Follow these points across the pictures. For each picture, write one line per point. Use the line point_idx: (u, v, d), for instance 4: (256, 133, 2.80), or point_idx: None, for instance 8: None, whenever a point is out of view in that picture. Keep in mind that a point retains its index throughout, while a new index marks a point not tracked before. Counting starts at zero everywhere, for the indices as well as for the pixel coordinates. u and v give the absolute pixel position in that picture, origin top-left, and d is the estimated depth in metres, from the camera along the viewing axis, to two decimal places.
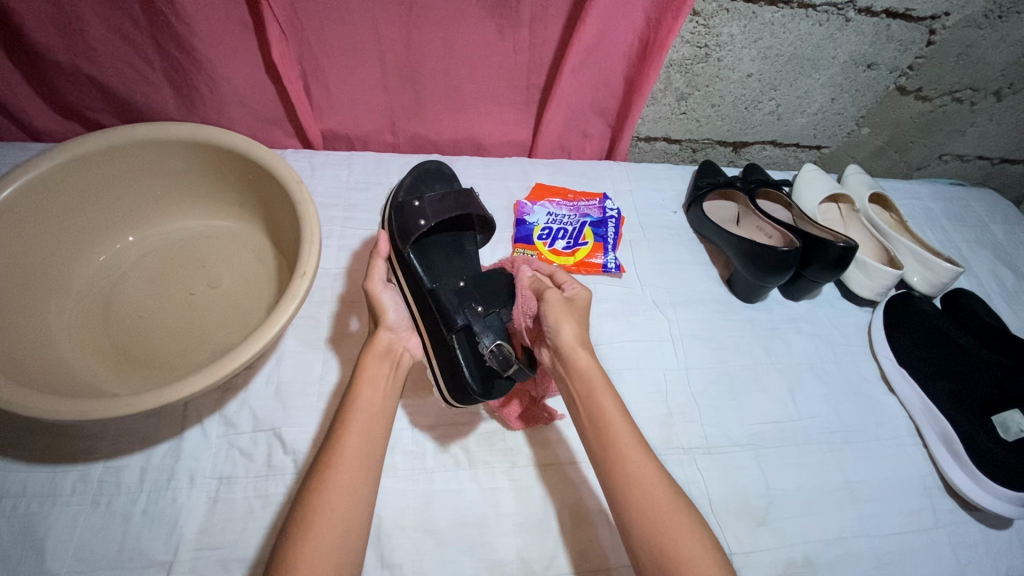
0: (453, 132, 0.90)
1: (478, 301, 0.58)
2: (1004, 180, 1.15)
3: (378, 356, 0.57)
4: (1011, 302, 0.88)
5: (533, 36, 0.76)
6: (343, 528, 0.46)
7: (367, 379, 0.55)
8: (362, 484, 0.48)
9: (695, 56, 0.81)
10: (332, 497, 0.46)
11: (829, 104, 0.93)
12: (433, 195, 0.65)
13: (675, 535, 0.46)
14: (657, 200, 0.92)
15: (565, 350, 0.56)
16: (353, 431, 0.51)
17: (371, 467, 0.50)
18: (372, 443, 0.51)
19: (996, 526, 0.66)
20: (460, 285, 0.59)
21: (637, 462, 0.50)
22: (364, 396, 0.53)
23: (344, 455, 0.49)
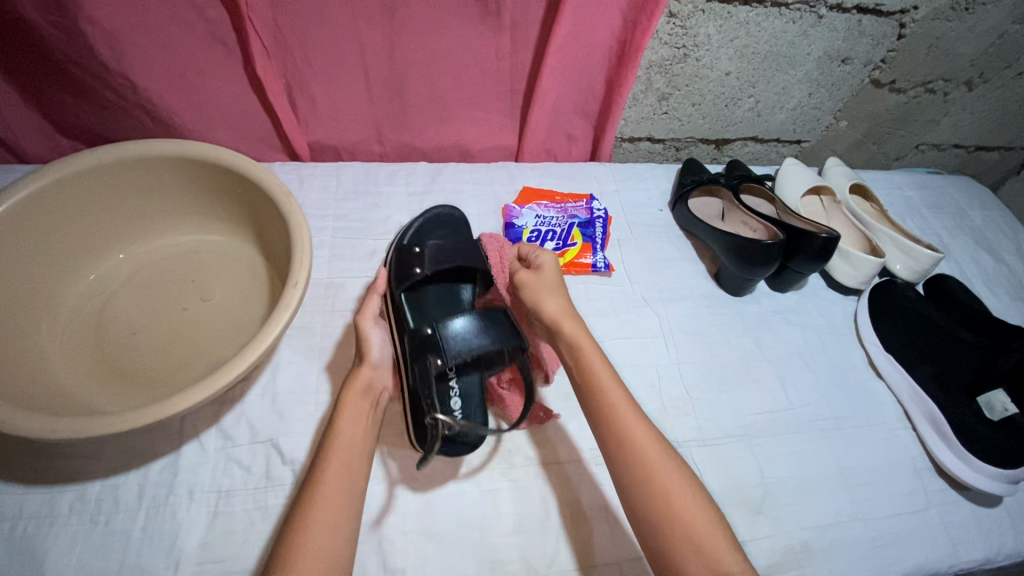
0: (440, 139, 0.92)
1: (441, 355, 0.57)
2: (980, 166, 1.18)
3: (358, 394, 0.56)
4: (992, 286, 0.90)
5: (515, 41, 0.78)
6: (331, 549, 0.46)
7: (349, 417, 0.55)
8: (345, 505, 0.49)
9: (674, 57, 0.83)
10: (314, 526, 0.47)
11: (806, 99, 0.95)
12: (435, 245, 0.68)
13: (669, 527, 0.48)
14: (643, 199, 0.93)
15: (553, 319, 0.58)
16: (335, 460, 0.51)
17: (353, 489, 0.51)
18: (353, 466, 0.52)
19: (988, 504, 0.67)
20: (427, 335, 0.58)
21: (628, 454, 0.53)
22: (344, 432, 0.53)
23: (328, 483, 0.50)
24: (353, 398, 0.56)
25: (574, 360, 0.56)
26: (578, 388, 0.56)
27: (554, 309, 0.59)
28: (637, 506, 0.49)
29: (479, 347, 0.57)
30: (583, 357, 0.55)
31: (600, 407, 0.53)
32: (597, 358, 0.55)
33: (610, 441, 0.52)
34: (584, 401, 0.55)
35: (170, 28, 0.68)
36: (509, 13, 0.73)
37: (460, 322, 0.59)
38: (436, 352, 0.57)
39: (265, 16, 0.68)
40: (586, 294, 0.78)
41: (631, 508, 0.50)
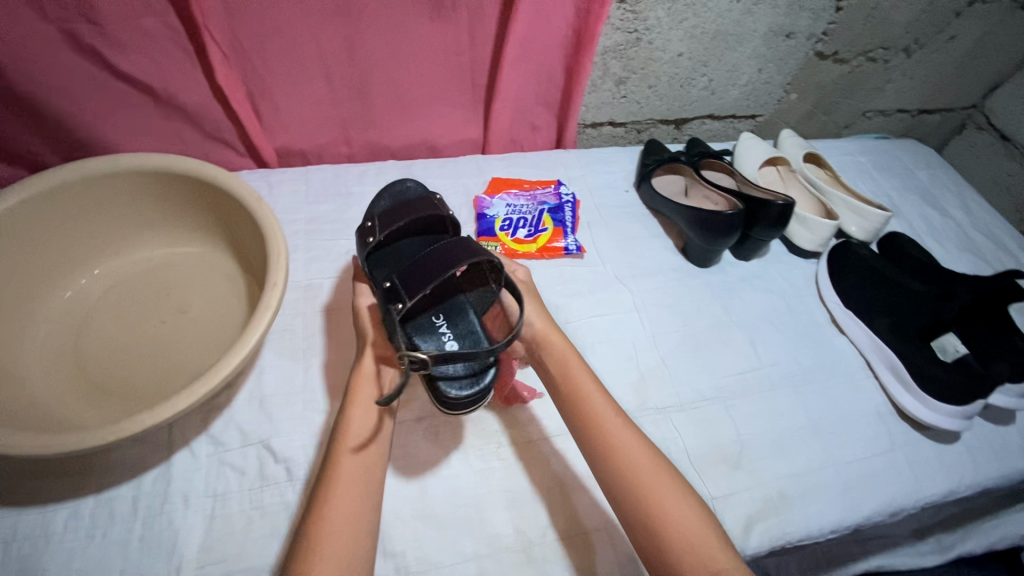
0: (407, 136, 0.93)
1: (402, 299, 0.59)
2: (923, 129, 1.24)
3: (367, 378, 0.60)
4: (940, 239, 0.95)
5: (472, 35, 0.80)
6: (353, 531, 0.49)
7: (359, 402, 0.58)
8: (363, 489, 0.52)
9: (627, 42, 0.86)
10: (340, 501, 0.50)
11: (756, 75, 0.99)
12: (382, 211, 0.69)
13: (657, 497, 0.51)
14: (610, 181, 0.96)
15: (540, 335, 0.65)
16: (348, 448, 0.54)
17: (370, 475, 0.53)
18: (366, 453, 0.54)
19: (948, 442, 0.72)
20: (387, 286, 0.60)
21: (618, 431, 0.56)
22: (356, 416, 0.56)
23: (345, 469, 0.52)
24: (363, 387, 0.59)
25: (562, 378, 0.61)
26: (564, 400, 0.60)
27: (540, 326, 0.66)
28: (618, 491, 0.53)
29: (434, 275, 0.59)
30: (567, 372, 0.61)
31: (586, 414, 0.58)
32: (586, 375, 0.61)
33: (595, 443, 0.56)
34: (569, 411, 0.59)
35: (125, 42, 0.68)
36: (465, 7, 0.76)
37: (413, 264, 0.61)
38: (397, 299, 0.59)
39: (223, 26, 0.69)
40: (560, 277, 0.80)
41: (620, 471, 0.53)
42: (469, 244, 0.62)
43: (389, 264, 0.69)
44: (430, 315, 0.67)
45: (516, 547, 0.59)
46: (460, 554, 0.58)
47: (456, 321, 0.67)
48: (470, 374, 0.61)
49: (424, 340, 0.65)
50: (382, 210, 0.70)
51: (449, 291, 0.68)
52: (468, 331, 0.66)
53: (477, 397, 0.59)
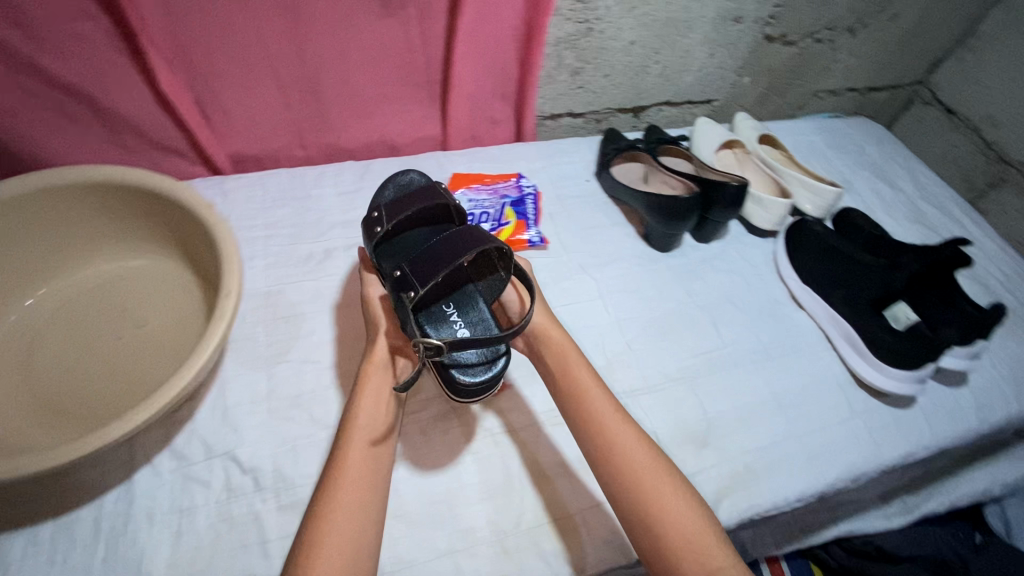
0: (364, 136, 0.92)
1: (414, 287, 0.60)
2: (873, 107, 1.28)
3: (379, 368, 0.62)
4: (891, 212, 0.99)
5: (424, 31, 0.80)
6: (361, 515, 0.50)
7: (371, 391, 0.59)
8: (370, 476, 0.53)
9: (578, 32, 0.87)
10: (346, 487, 0.51)
11: (708, 60, 1.00)
12: (388, 202, 0.70)
13: (653, 492, 0.52)
14: (570, 172, 0.96)
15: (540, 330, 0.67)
16: (357, 437, 0.55)
17: (377, 463, 0.55)
18: (372, 442, 0.56)
19: (904, 406, 0.75)
20: (398, 274, 0.62)
21: (615, 426, 0.57)
22: (365, 405, 0.58)
23: (354, 457, 0.54)
24: (374, 377, 0.60)
25: (562, 371, 0.62)
26: (563, 396, 0.61)
27: (540, 320, 0.68)
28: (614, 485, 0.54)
29: (444, 263, 0.61)
30: (565, 367, 0.63)
31: (583, 410, 0.59)
32: (584, 370, 0.62)
33: (591, 437, 0.57)
34: (568, 404, 0.60)
35: (59, 50, 0.65)
36: (414, 3, 0.75)
37: (422, 254, 0.62)
38: (408, 287, 0.61)
39: (164, 28, 0.67)
40: None
41: (619, 468, 0.54)
42: (477, 233, 0.63)
43: (398, 254, 0.70)
44: (441, 304, 0.69)
45: (490, 539, 0.59)
46: (434, 550, 0.58)
47: (466, 309, 0.70)
48: (483, 362, 0.63)
49: (436, 328, 0.67)
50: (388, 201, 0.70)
51: (459, 280, 0.71)
52: (478, 319, 0.69)
53: (487, 385, 0.61)
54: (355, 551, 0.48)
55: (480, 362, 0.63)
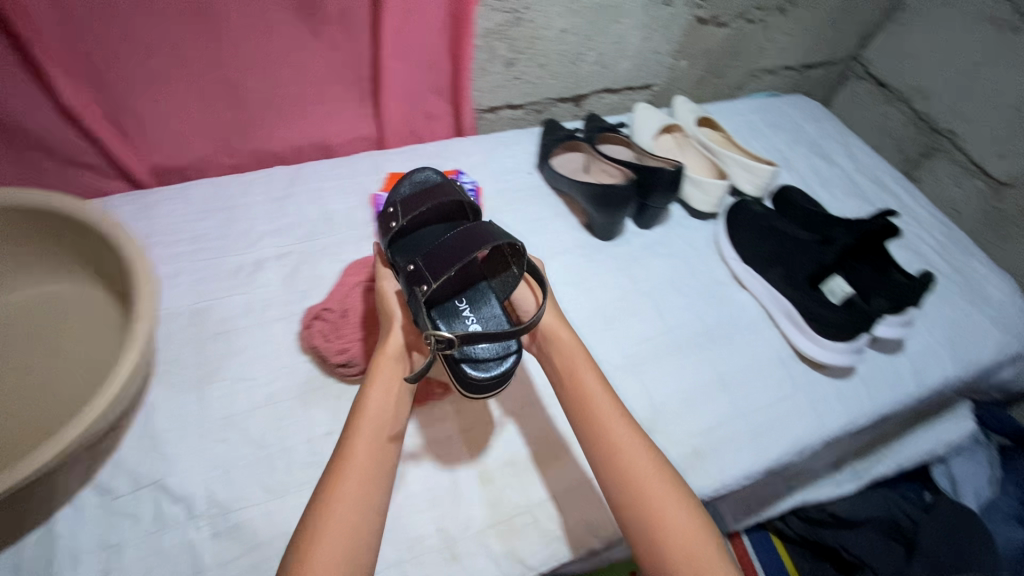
0: (294, 140, 0.89)
1: (426, 282, 0.60)
2: (809, 84, 1.31)
3: (391, 359, 0.60)
4: (827, 187, 1.01)
5: (347, 27, 0.77)
6: (362, 509, 0.49)
7: (383, 380, 0.58)
8: (374, 469, 0.52)
9: (509, 22, 0.85)
10: (349, 477, 0.50)
11: (644, 45, 1.00)
12: (405, 199, 0.71)
13: (656, 500, 0.53)
14: (510, 165, 0.94)
15: (549, 330, 0.67)
16: (365, 427, 0.54)
17: (382, 455, 0.53)
18: (380, 435, 0.54)
19: (843, 376, 0.76)
20: (410, 268, 0.62)
21: (617, 430, 0.57)
22: (376, 395, 0.57)
23: (361, 446, 0.52)
24: (386, 367, 0.59)
25: (567, 372, 0.62)
26: (567, 399, 0.61)
27: (550, 320, 0.68)
28: (615, 489, 0.54)
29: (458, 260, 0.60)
30: (571, 370, 0.63)
31: (585, 413, 0.59)
32: (590, 374, 0.62)
33: (594, 440, 0.57)
34: (571, 406, 0.61)
35: None
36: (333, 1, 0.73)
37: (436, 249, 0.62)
38: (421, 281, 0.60)
39: (61, 33, 0.63)
40: None
41: (620, 473, 0.54)
42: (489, 229, 0.62)
43: (413, 252, 0.71)
44: (454, 300, 0.70)
45: (439, 547, 0.58)
46: (382, 564, 0.56)
47: (478, 306, 0.70)
48: (497, 357, 0.63)
49: (448, 323, 0.68)
50: (405, 198, 0.71)
51: (472, 277, 0.71)
52: (491, 317, 0.69)
53: (500, 380, 0.60)
54: (354, 543, 0.47)
55: (493, 357, 0.62)
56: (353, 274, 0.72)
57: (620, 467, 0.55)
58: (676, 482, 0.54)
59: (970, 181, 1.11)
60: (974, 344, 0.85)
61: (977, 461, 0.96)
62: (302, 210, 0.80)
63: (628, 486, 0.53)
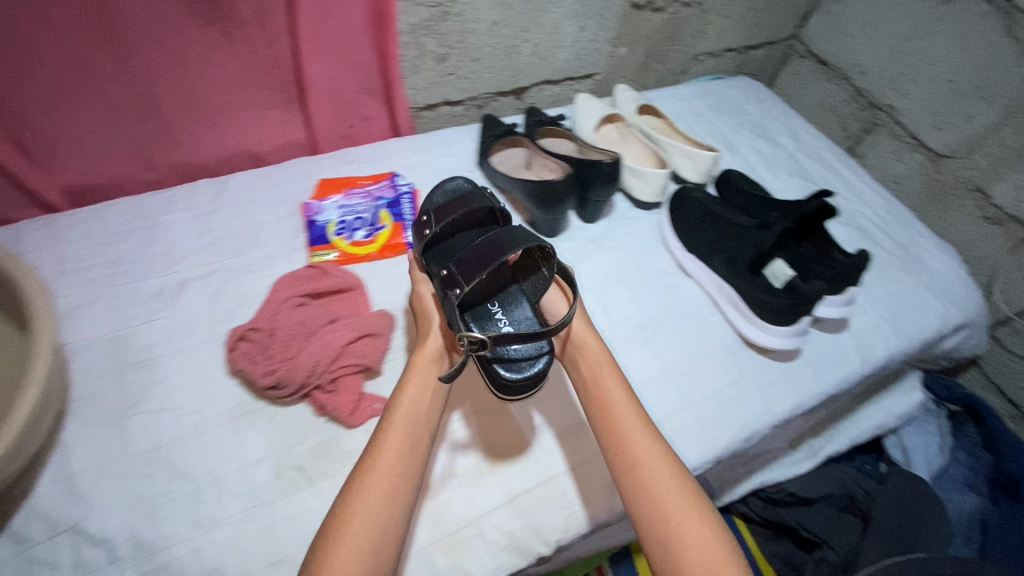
0: (221, 150, 0.85)
1: (460, 286, 0.59)
2: (753, 65, 1.31)
3: (426, 362, 0.60)
4: (771, 169, 1.01)
5: (264, 27, 0.73)
6: (381, 513, 0.48)
7: (418, 380, 0.58)
8: (400, 469, 0.51)
9: (434, 16, 0.82)
10: (376, 481, 0.49)
11: (580, 33, 0.98)
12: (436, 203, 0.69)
13: (674, 513, 0.51)
14: (450, 164, 0.91)
15: (577, 337, 0.65)
16: (396, 425, 0.53)
17: (412, 455, 0.52)
18: (413, 434, 0.54)
19: (788, 358, 0.77)
20: (444, 274, 0.60)
21: (639, 439, 0.55)
22: (410, 394, 0.56)
23: (389, 443, 0.52)
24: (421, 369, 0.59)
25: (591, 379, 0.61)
26: (591, 405, 0.60)
27: (579, 326, 0.66)
28: (633, 498, 0.53)
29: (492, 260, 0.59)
30: (596, 376, 0.61)
31: (606, 421, 0.58)
32: (615, 382, 0.60)
33: (615, 448, 0.56)
34: (594, 413, 0.59)
35: None
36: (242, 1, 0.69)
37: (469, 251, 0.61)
38: (455, 285, 0.59)
39: None
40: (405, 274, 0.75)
41: (638, 484, 0.53)
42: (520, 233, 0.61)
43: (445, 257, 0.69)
44: (487, 303, 0.68)
45: None
46: None
47: (511, 308, 0.68)
48: (537, 354, 0.62)
49: (481, 327, 0.67)
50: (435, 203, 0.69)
51: (503, 280, 0.70)
52: (525, 317, 0.68)
53: (538, 378, 0.60)
54: (379, 547, 0.46)
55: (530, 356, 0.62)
56: (282, 290, 0.68)
57: (638, 480, 0.53)
58: (695, 492, 0.53)
59: (911, 154, 1.12)
60: (917, 317, 0.86)
61: (928, 431, 0.98)
62: (228, 224, 0.77)
63: (649, 498, 0.52)
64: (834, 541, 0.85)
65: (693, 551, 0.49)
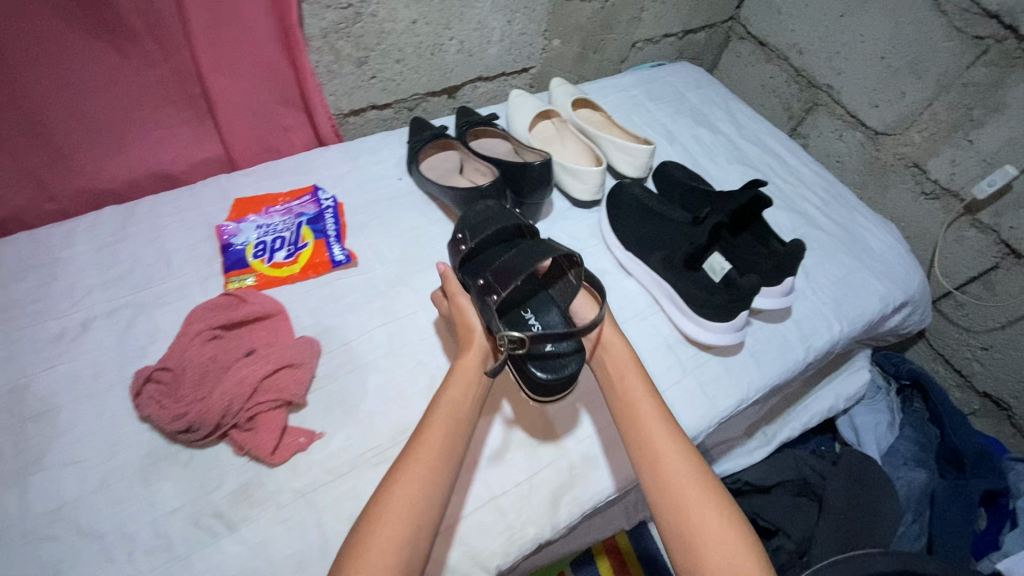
0: (129, 172, 0.78)
1: (496, 291, 0.61)
2: (694, 49, 1.29)
3: (473, 361, 0.60)
4: (712, 157, 1.00)
5: (159, 39, 0.69)
6: (412, 519, 0.47)
7: (459, 380, 0.58)
8: (433, 473, 0.50)
9: (347, 18, 0.77)
10: (406, 489, 0.49)
11: (508, 28, 0.94)
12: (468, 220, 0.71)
13: (697, 513, 0.51)
14: (379, 172, 0.87)
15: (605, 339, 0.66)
16: (435, 427, 0.53)
17: (448, 458, 0.52)
18: (451, 436, 0.53)
19: (730, 353, 0.76)
20: (481, 284, 0.63)
21: (663, 439, 0.56)
22: (450, 394, 0.56)
23: (425, 445, 0.52)
24: (465, 371, 0.59)
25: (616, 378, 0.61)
26: (617, 405, 0.61)
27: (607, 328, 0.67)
28: (658, 496, 0.53)
29: (526, 269, 0.63)
30: (620, 376, 0.62)
31: (631, 421, 0.58)
32: (641, 382, 0.61)
33: (638, 446, 0.56)
34: (619, 411, 0.60)
35: None
36: (129, 11, 0.64)
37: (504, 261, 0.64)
38: (492, 292, 0.61)
39: None
40: (332, 295, 0.71)
41: (663, 484, 0.53)
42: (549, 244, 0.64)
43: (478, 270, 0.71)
44: (520, 311, 0.71)
45: None
46: None
47: (542, 314, 0.71)
48: (574, 353, 0.65)
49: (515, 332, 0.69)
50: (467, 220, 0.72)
51: (533, 290, 0.72)
52: (556, 322, 0.70)
53: (573, 377, 0.63)
54: (408, 554, 0.45)
55: (566, 356, 0.65)
56: (194, 322, 0.64)
57: (661, 480, 0.54)
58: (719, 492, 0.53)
59: (851, 133, 1.12)
60: (860, 300, 0.86)
61: (877, 410, 1.00)
62: (136, 253, 0.72)
63: (674, 499, 0.52)
64: (790, 528, 0.84)
65: (717, 549, 0.49)
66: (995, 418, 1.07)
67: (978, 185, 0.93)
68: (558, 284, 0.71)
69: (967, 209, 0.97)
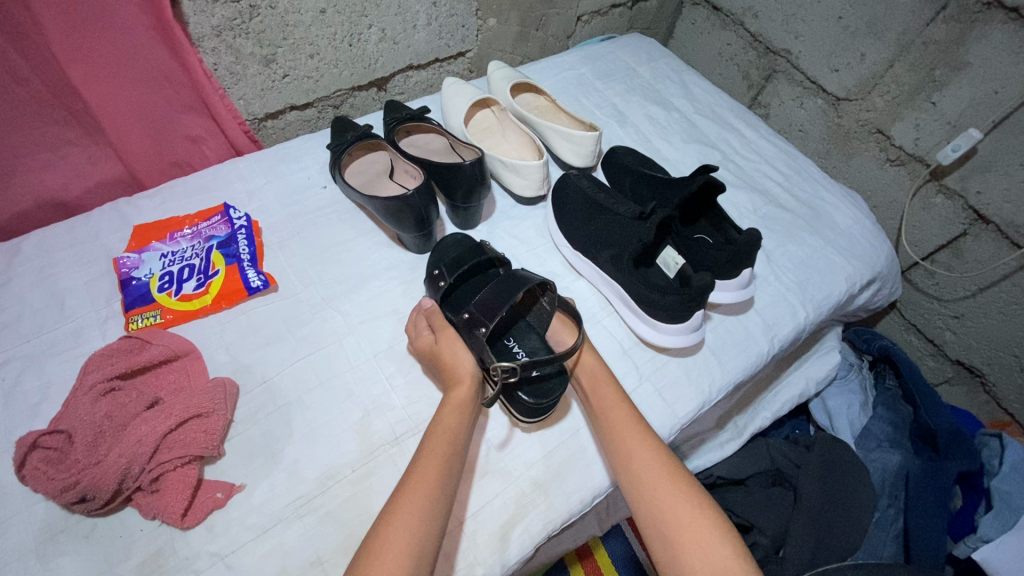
0: (13, 202, 0.69)
1: (483, 323, 0.59)
2: (645, 19, 1.21)
3: (469, 389, 0.56)
4: (666, 137, 0.94)
5: (21, 50, 0.58)
6: (411, 562, 0.43)
7: (452, 408, 0.54)
8: (427, 508, 0.47)
9: (242, 13, 0.69)
10: (401, 527, 0.45)
11: (434, 10, 0.86)
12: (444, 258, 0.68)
13: (676, 516, 0.49)
14: (302, 181, 0.80)
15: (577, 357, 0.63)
16: (430, 458, 0.50)
17: (444, 489, 0.49)
18: (447, 466, 0.50)
19: (689, 353, 0.71)
20: (466, 317, 0.60)
21: (637, 443, 0.54)
22: (443, 424, 0.53)
23: (420, 478, 0.49)
24: (457, 401, 0.55)
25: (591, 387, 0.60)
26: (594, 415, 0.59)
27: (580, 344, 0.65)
28: (640, 504, 0.51)
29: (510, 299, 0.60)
30: (594, 385, 0.60)
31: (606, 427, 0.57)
32: (612, 388, 0.60)
33: (616, 451, 0.55)
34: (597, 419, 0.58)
35: None
36: None
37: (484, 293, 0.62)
38: (478, 324, 0.59)
39: None
40: (251, 325, 0.65)
41: (640, 490, 0.52)
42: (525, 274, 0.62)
43: (458, 306, 0.68)
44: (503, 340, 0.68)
45: None
46: None
47: (524, 339, 0.68)
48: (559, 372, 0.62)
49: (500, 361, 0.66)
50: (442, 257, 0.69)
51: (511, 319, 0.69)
52: (540, 347, 0.67)
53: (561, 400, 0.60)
54: None
55: (553, 377, 0.62)
56: (89, 373, 0.57)
57: (639, 484, 0.52)
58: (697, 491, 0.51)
59: (812, 100, 1.06)
60: (825, 282, 0.82)
61: (850, 390, 0.97)
62: (24, 296, 0.64)
63: (653, 502, 0.51)
64: (764, 523, 0.79)
65: (699, 551, 0.47)
66: (968, 385, 1.05)
67: (943, 150, 0.88)
68: (535, 312, 0.68)
69: (932, 175, 0.92)
